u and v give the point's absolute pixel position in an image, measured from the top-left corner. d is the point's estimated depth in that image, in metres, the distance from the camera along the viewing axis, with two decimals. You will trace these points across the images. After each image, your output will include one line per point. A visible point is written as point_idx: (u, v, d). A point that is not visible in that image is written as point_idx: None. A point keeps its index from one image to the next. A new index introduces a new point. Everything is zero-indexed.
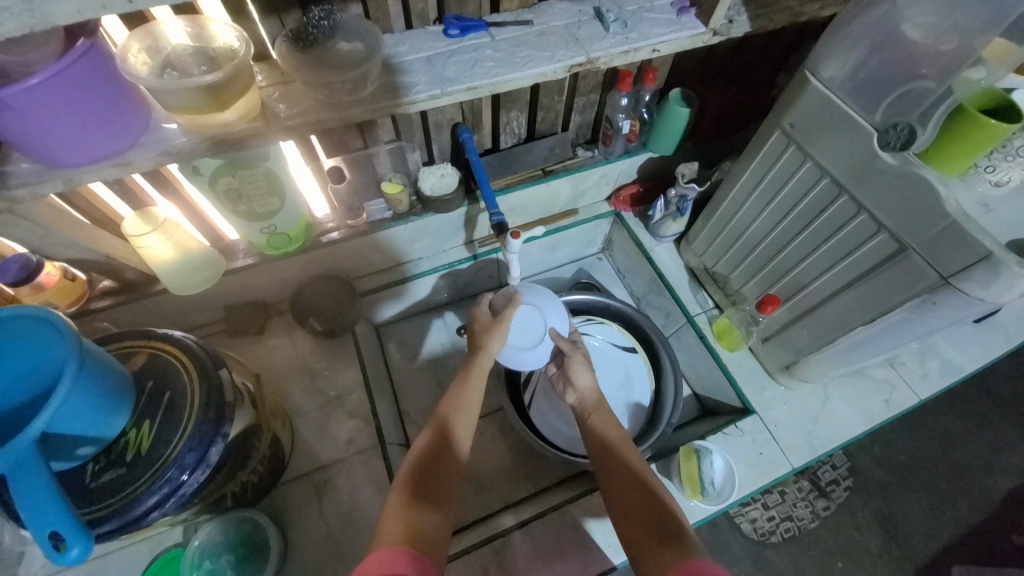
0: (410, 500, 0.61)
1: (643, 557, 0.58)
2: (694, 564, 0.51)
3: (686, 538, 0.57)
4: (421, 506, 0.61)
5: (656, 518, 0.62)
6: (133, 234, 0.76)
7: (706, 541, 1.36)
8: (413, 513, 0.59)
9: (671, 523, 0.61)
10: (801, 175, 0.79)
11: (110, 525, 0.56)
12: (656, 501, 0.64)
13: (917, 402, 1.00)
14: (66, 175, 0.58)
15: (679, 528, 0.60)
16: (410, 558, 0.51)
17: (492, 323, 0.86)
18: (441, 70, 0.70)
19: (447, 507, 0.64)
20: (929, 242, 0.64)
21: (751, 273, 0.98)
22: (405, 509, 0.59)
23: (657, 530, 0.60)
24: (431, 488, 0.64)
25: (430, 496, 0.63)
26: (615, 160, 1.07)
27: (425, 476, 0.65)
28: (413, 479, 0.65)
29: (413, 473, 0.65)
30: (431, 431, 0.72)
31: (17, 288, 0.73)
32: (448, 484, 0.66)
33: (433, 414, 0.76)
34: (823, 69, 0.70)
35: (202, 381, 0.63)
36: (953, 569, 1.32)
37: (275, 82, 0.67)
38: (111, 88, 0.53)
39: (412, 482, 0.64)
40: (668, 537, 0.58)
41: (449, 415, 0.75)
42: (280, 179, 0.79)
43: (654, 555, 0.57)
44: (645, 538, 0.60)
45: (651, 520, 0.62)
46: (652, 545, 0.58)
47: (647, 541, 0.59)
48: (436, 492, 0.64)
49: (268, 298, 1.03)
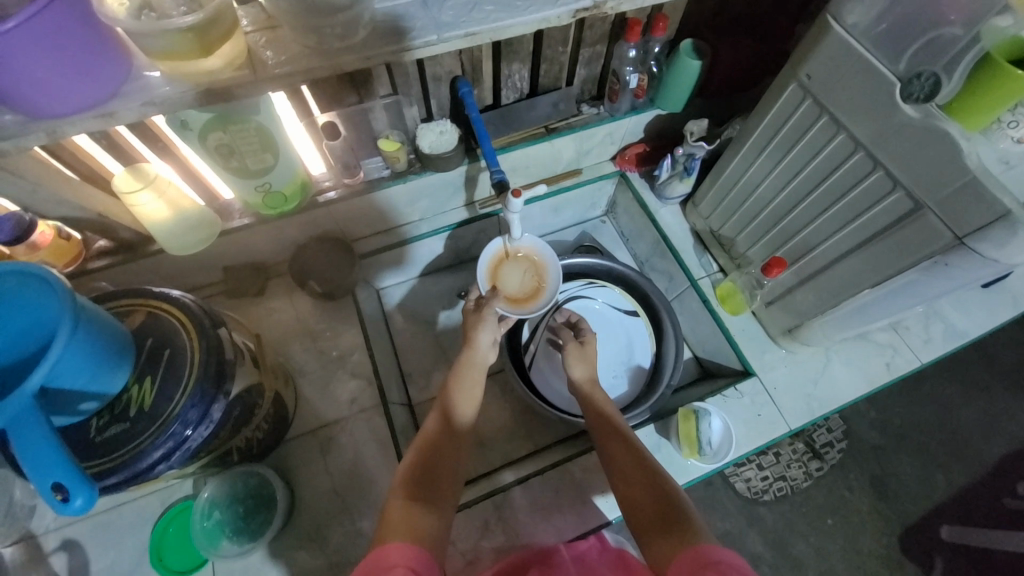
0: (410, 500, 0.63)
1: (650, 539, 0.60)
2: (702, 548, 0.53)
3: (693, 523, 0.58)
4: (419, 507, 0.61)
5: (662, 501, 0.63)
6: (125, 191, 0.74)
7: (701, 498, 1.40)
8: (411, 513, 0.60)
9: (679, 507, 0.62)
10: (817, 130, 0.75)
11: (117, 478, 0.57)
12: (661, 483, 0.66)
13: (918, 365, 1.00)
14: (49, 127, 0.56)
15: (686, 513, 0.60)
16: (408, 550, 0.53)
17: (475, 314, 0.86)
18: (438, 14, 0.65)
19: (442, 511, 0.64)
20: (945, 200, 0.62)
21: (758, 235, 0.96)
22: (401, 510, 0.60)
23: (664, 517, 0.61)
24: (430, 489, 0.66)
25: (428, 500, 0.64)
26: (621, 118, 1.02)
27: (424, 481, 0.67)
28: (410, 483, 0.66)
29: (411, 478, 0.67)
30: (436, 417, 0.76)
31: (11, 247, 0.72)
32: (447, 481, 0.68)
33: (439, 398, 0.80)
34: (846, 14, 0.65)
35: (201, 340, 0.63)
36: (940, 527, 1.36)
37: (262, 27, 0.63)
38: (87, 33, 0.49)
39: (411, 487, 0.65)
40: (673, 523, 0.59)
41: (449, 393, 0.79)
42: (273, 134, 0.76)
43: (659, 540, 0.58)
44: (650, 521, 0.62)
45: (657, 506, 0.63)
46: (660, 527, 0.60)
47: (655, 527, 0.60)
48: (433, 494, 0.65)
49: (266, 260, 1.02)
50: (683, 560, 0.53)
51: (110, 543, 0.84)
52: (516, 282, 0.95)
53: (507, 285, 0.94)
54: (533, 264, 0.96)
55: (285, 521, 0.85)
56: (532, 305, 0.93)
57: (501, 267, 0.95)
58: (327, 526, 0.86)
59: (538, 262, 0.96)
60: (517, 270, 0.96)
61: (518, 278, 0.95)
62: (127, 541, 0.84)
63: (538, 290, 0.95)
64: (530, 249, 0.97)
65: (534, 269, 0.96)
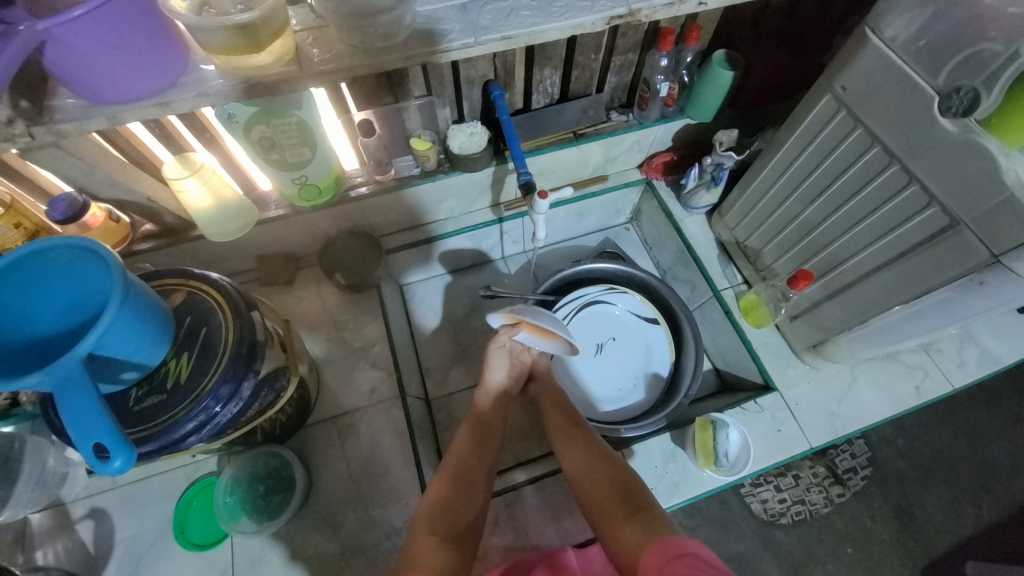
0: (433, 528, 0.69)
1: (617, 530, 0.64)
2: (673, 542, 0.57)
3: (660, 515, 0.63)
4: (445, 541, 0.67)
5: (626, 493, 0.69)
6: (172, 178, 0.78)
7: (715, 516, 1.36)
8: (433, 549, 0.65)
9: (641, 498, 0.67)
10: (849, 144, 0.75)
11: (152, 446, 0.60)
12: (626, 478, 0.71)
13: (949, 390, 0.97)
14: (110, 113, 0.60)
15: (648, 505, 0.66)
16: None
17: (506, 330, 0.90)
18: (475, 18, 0.67)
19: (464, 541, 0.69)
20: (982, 216, 0.61)
21: (785, 247, 0.95)
22: (430, 546, 0.66)
23: (627, 507, 0.66)
24: (449, 517, 0.71)
25: (450, 529, 0.69)
26: (650, 125, 1.03)
27: (445, 504, 0.72)
28: (430, 516, 0.70)
29: (433, 510, 0.71)
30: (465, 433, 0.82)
31: (65, 225, 0.77)
32: (466, 509, 0.73)
33: (467, 422, 0.86)
34: (885, 27, 0.65)
35: (236, 320, 0.66)
36: (966, 564, 1.30)
37: (309, 26, 0.66)
38: (151, 23, 0.53)
39: (434, 515, 0.71)
40: (638, 512, 0.65)
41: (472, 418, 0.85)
42: (312, 130, 0.79)
43: (624, 531, 0.63)
44: (616, 513, 0.66)
45: (620, 496, 0.68)
46: (626, 517, 0.65)
47: (620, 516, 0.65)
48: (455, 524, 0.70)
49: (297, 251, 1.06)
50: (650, 552, 0.57)
51: (135, 514, 0.87)
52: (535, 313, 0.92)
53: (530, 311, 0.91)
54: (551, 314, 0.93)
55: (301, 503, 0.88)
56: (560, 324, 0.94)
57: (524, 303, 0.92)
58: (342, 512, 0.88)
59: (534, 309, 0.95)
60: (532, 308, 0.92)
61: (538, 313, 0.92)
62: (150, 512, 0.87)
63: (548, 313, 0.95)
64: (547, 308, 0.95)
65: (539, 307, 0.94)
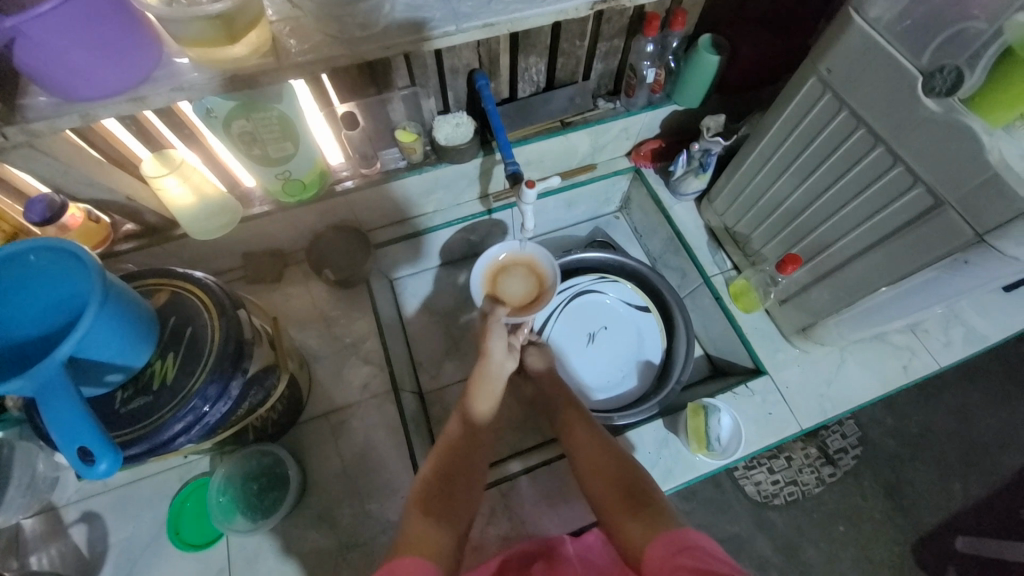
0: (427, 511, 0.68)
1: (620, 521, 0.64)
2: (681, 533, 0.57)
3: (664, 508, 0.63)
4: (436, 521, 0.67)
5: (627, 484, 0.69)
6: (151, 176, 0.76)
7: (710, 499, 1.38)
8: (425, 527, 0.65)
9: (643, 489, 0.67)
10: (834, 126, 0.75)
11: (139, 448, 0.59)
12: (629, 470, 0.71)
13: (936, 369, 0.98)
14: (82, 110, 0.58)
15: (652, 496, 0.66)
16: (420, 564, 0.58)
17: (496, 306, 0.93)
18: (457, 5, 0.66)
19: (457, 517, 0.69)
20: (966, 197, 0.61)
21: (773, 232, 0.95)
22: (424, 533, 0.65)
23: (630, 497, 0.66)
24: (444, 504, 0.70)
25: (446, 515, 0.69)
26: (638, 112, 1.02)
27: (439, 490, 0.72)
28: (423, 498, 0.70)
29: (427, 493, 0.71)
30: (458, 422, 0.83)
31: (43, 227, 0.75)
32: (462, 501, 0.72)
33: (459, 412, 0.85)
34: (869, 8, 0.64)
35: (221, 319, 0.66)
36: (955, 538, 1.33)
37: (286, 17, 0.64)
38: (121, 17, 0.51)
39: (427, 498, 0.70)
40: (641, 503, 0.65)
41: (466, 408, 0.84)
42: (294, 123, 0.77)
43: (627, 521, 0.63)
44: (619, 504, 0.66)
45: (622, 487, 0.69)
46: (629, 509, 0.65)
47: (623, 507, 0.66)
48: (450, 509, 0.70)
49: (284, 247, 1.04)
50: (656, 543, 0.57)
51: (128, 515, 0.87)
52: (516, 288, 0.95)
53: (510, 290, 0.94)
54: (531, 271, 0.95)
55: (297, 500, 0.88)
56: (546, 269, 0.95)
57: (499, 278, 0.95)
58: (338, 508, 0.88)
59: (519, 253, 0.96)
60: (512, 279, 0.95)
61: (517, 283, 0.95)
62: (144, 514, 0.87)
63: (534, 266, 0.96)
64: (530, 257, 0.96)
65: (526, 267, 0.96)
